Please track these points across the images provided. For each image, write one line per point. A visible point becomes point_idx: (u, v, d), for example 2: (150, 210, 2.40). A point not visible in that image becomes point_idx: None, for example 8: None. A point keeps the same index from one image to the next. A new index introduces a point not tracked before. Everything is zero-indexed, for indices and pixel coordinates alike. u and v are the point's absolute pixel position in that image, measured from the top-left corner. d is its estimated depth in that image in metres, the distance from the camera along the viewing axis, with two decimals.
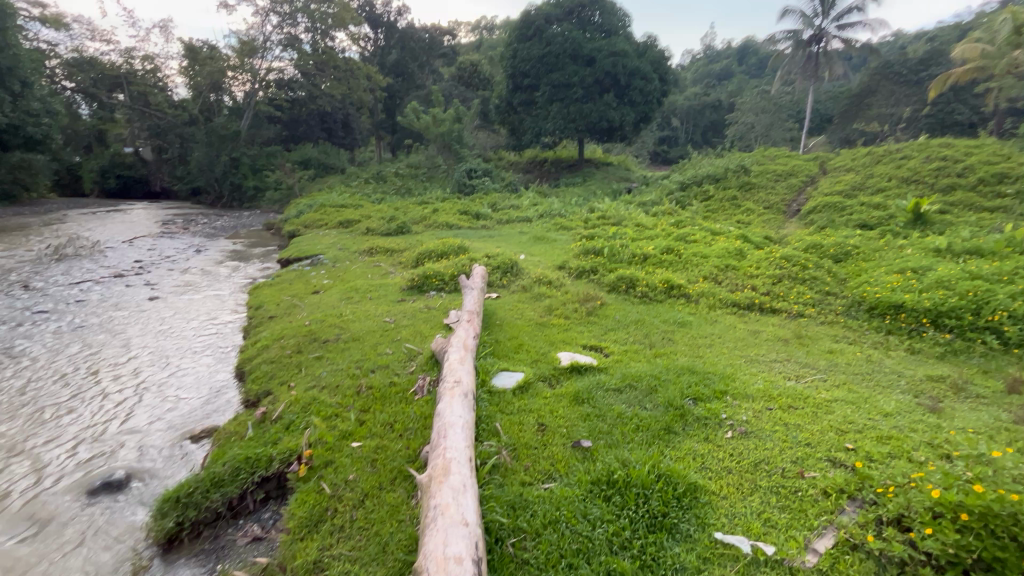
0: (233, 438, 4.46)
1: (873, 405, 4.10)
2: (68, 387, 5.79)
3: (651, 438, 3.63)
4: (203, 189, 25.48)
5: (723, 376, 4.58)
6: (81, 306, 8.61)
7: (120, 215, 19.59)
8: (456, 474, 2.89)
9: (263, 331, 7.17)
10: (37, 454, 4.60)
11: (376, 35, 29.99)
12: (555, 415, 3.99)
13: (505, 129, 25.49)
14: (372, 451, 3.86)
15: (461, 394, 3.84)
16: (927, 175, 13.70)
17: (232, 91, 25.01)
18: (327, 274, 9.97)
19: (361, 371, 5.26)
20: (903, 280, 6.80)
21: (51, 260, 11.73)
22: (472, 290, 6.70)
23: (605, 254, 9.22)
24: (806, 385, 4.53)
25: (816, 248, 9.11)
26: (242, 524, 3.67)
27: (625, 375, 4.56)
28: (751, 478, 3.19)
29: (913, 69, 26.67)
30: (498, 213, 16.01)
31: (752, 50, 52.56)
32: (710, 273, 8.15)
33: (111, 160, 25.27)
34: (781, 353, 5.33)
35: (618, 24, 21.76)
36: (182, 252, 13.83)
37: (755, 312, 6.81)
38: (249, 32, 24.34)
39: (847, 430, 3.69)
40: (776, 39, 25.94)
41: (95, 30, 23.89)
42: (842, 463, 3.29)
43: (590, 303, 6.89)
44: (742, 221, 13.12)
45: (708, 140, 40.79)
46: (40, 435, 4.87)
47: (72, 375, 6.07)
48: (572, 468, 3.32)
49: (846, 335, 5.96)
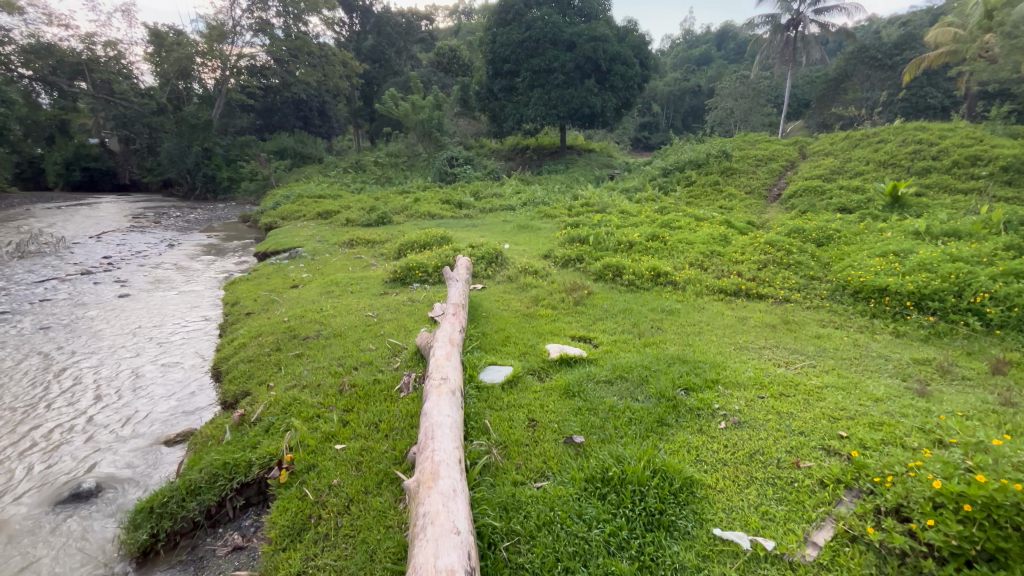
0: (210, 443, 4.27)
1: (864, 390, 4.09)
2: (29, 393, 5.47)
3: (645, 431, 3.55)
4: (175, 181, 24.68)
5: (713, 365, 4.52)
6: (47, 306, 8.22)
7: (87, 210, 18.82)
8: (445, 479, 2.76)
9: (241, 328, 6.91)
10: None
11: (351, 20, 29.11)
12: (545, 410, 3.88)
13: (485, 116, 25.12)
14: (357, 454, 3.71)
15: (448, 392, 3.70)
16: (904, 158, 13.89)
17: (201, 78, 24.14)
18: (306, 268, 9.70)
19: (343, 368, 5.08)
20: (886, 264, 6.84)
21: (14, 257, 11.19)
22: (457, 282, 6.50)
23: (591, 242, 9.13)
24: (796, 371, 4.52)
25: (799, 233, 9.15)
26: (221, 532, 3.51)
27: (615, 367, 4.47)
28: (747, 469, 3.14)
29: (888, 53, 26.90)
30: (481, 202, 15.81)
31: (731, 35, 52.90)
32: (695, 259, 8.13)
33: (76, 151, 24.32)
34: (770, 340, 5.31)
35: (598, 9, 21.50)
36: (153, 247, 13.35)
37: (741, 297, 6.80)
38: (217, 16, 23.35)
39: (840, 417, 3.66)
40: (755, 24, 25.96)
41: (52, 14, 22.65)
42: (836, 452, 3.25)
43: (578, 292, 6.79)
44: (724, 206, 13.17)
45: (688, 126, 41.03)
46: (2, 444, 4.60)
47: (35, 380, 5.75)
48: (565, 465, 3.22)
49: (832, 319, 5.97)
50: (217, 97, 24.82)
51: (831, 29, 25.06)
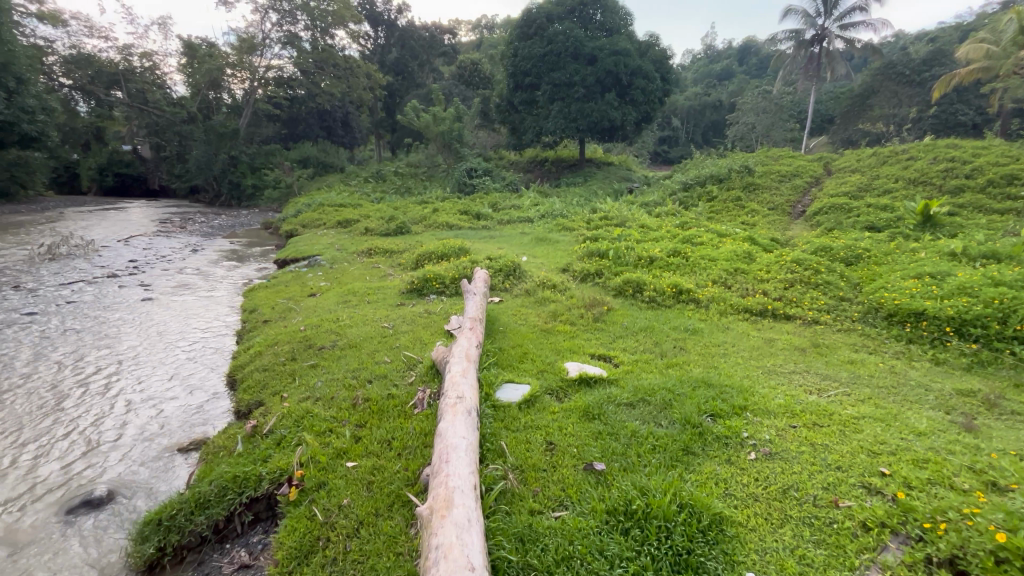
0: (222, 454, 4.22)
1: (904, 423, 3.83)
2: (32, 401, 5.37)
3: (670, 461, 3.35)
4: (201, 187, 25.27)
5: (741, 390, 4.30)
6: (72, 308, 8.34)
7: (118, 214, 19.42)
8: (460, 508, 2.62)
9: (258, 336, 6.91)
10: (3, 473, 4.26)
11: (376, 33, 29.75)
12: (563, 433, 3.73)
13: (505, 129, 25.30)
14: (369, 472, 3.59)
15: (464, 412, 3.57)
16: (935, 176, 13.44)
17: (231, 88, 24.93)
18: (324, 276, 9.70)
19: (358, 381, 5.01)
20: (922, 286, 6.55)
21: (45, 259, 11.48)
22: (474, 295, 6.37)
23: (611, 257, 8.96)
24: (830, 399, 4.26)
25: (826, 251, 8.88)
26: (228, 548, 3.43)
27: (637, 388, 4.29)
28: (780, 506, 2.94)
29: (916, 69, 26.57)
30: (499, 213, 15.77)
31: (753, 50, 52.58)
32: (719, 277, 7.90)
33: (109, 157, 25.27)
34: (800, 364, 5.08)
35: (620, 24, 21.49)
36: (178, 251, 13.61)
37: (767, 318, 6.56)
38: (248, 30, 24.05)
39: (879, 452, 3.42)
40: (778, 39, 25.71)
41: (93, 26, 23.80)
42: (878, 491, 3.02)
43: (597, 308, 6.64)
44: (747, 222, 12.91)
45: (708, 140, 40.72)
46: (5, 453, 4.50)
47: (39, 388, 5.66)
48: (585, 495, 3.06)
49: (864, 344, 5.69)
50: (245, 106, 25.43)
51: (857, 44, 24.68)
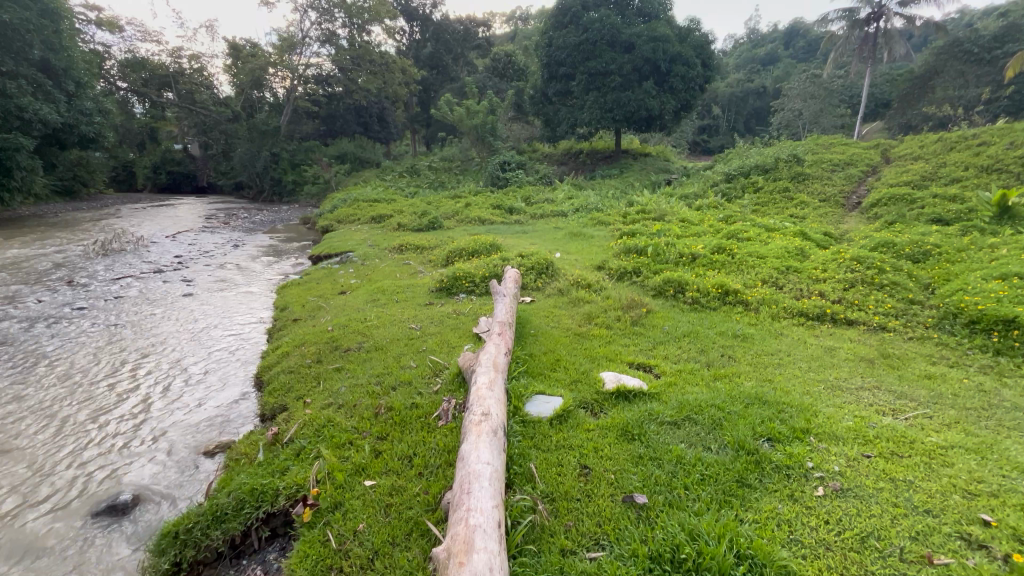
0: (243, 462, 4.07)
1: (1004, 456, 3.24)
2: (61, 400, 5.36)
3: (723, 496, 2.94)
4: (245, 184, 26.05)
5: (802, 410, 3.79)
6: (117, 304, 8.54)
7: (168, 210, 20.16)
8: (481, 554, 2.30)
9: (286, 336, 6.81)
10: (30, 473, 4.22)
11: (411, 29, 29.69)
12: (599, 455, 3.36)
13: (539, 120, 24.81)
14: (387, 494, 3.35)
15: (489, 432, 3.24)
16: (1012, 163, 12.09)
17: (273, 87, 25.42)
18: (356, 273, 9.62)
19: (382, 388, 4.77)
20: (1011, 289, 5.77)
21: (98, 254, 11.98)
22: (504, 297, 6.00)
23: (649, 254, 8.41)
24: (908, 423, 3.70)
25: (889, 247, 8.06)
26: (244, 565, 3.23)
27: (681, 405, 3.86)
28: (858, 560, 2.49)
29: (986, 46, 24.22)
30: (532, 207, 15.39)
31: (801, 32, 49.85)
32: (769, 276, 7.28)
33: (162, 157, 26.57)
34: (868, 378, 4.50)
35: (660, 8, 20.51)
36: (220, 246, 13.94)
37: (827, 324, 5.93)
38: (288, 29, 24.43)
39: (979, 492, 2.90)
40: (829, 19, 24.00)
41: (147, 31, 24.82)
42: (983, 545, 2.53)
43: (636, 310, 6.18)
44: (795, 214, 12.06)
45: (751, 128, 38.97)
46: (35, 454, 4.46)
47: (70, 386, 5.66)
48: (625, 534, 2.69)
49: (943, 355, 5.04)
50: (286, 104, 25.94)
51: (919, 22, 22.71)
